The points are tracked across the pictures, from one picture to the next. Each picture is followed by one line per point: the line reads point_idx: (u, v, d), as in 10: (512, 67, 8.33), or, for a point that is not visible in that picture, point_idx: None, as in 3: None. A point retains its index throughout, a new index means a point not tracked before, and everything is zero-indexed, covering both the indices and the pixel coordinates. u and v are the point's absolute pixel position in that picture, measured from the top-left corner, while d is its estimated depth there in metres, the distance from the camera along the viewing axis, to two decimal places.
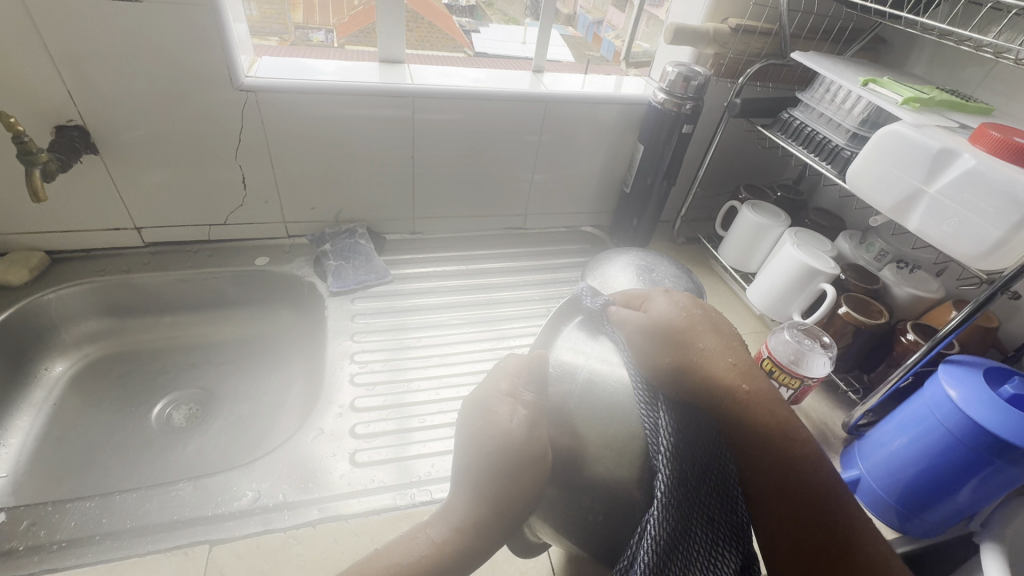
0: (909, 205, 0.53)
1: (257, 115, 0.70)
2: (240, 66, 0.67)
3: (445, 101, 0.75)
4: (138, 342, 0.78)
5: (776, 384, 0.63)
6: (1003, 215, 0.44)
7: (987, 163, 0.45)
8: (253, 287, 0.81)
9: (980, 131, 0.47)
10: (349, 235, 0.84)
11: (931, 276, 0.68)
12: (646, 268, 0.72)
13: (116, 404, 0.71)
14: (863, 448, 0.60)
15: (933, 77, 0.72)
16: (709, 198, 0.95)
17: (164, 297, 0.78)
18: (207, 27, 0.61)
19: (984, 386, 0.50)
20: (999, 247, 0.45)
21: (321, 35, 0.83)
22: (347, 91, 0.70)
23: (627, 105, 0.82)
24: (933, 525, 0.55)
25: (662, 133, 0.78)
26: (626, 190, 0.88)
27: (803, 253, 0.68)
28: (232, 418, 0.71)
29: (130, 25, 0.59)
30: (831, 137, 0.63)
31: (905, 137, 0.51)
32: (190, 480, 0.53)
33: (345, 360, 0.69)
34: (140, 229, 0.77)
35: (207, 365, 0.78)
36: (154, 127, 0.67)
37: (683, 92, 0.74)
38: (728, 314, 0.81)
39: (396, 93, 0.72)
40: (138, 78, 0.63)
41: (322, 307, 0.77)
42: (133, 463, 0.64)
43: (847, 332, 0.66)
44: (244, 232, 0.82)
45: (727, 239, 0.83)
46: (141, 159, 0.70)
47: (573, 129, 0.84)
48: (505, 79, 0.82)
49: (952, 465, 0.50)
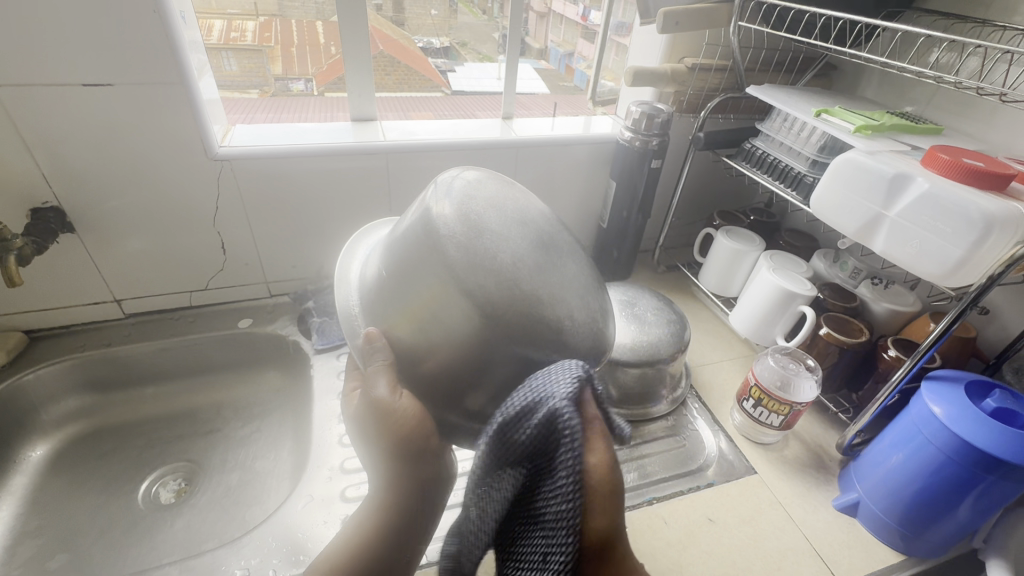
0: (872, 227, 0.54)
1: (232, 182, 0.70)
2: (214, 136, 0.68)
3: (420, 154, 0.77)
4: (120, 417, 0.76)
5: (766, 411, 0.63)
6: (961, 234, 0.45)
7: (940, 185, 0.47)
8: (238, 349, 0.80)
9: (929, 155, 0.49)
10: (332, 291, 0.84)
11: (906, 290, 0.70)
12: (629, 302, 0.72)
13: (101, 483, 0.69)
14: (860, 468, 0.59)
15: (884, 99, 0.76)
16: (685, 226, 0.97)
17: (147, 368, 0.77)
18: (177, 101, 0.63)
19: (967, 401, 0.50)
20: (962, 265, 0.46)
21: (300, 85, 0.85)
22: (323, 152, 0.72)
23: (597, 143, 0.85)
24: (937, 545, 0.54)
25: (632, 168, 0.80)
26: (603, 226, 0.90)
27: (779, 277, 0.70)
28: (220, 488, 0.70)
29: (104, 103, 0.61)
30: (793, 164, 0.65)
31: (860, 164, 0.53)
32: (177, 563, 0.51)
33: (333, 421, 0.68)
34: (120, 301, 0.76)
35: (194, 435, 0.76)
36: (130, 198, 0.68)
37: (648, 129, 0.77)
38: (714, 341, 0.82)
39: (371, 150, 0.74)
40: (109, 152, 0.64)
41: (308, 366, 0.76)
42: (118, 548, 0.62)
43: (831, 352, 0.66)
44: (226, 296, 0.82)
45: (705, 266, 0.84)
46: (118, 231, 0.70)
47: (549, 169, 0.86)
48: (478, 128, 0.84)
49: (946, 483, 0.50)
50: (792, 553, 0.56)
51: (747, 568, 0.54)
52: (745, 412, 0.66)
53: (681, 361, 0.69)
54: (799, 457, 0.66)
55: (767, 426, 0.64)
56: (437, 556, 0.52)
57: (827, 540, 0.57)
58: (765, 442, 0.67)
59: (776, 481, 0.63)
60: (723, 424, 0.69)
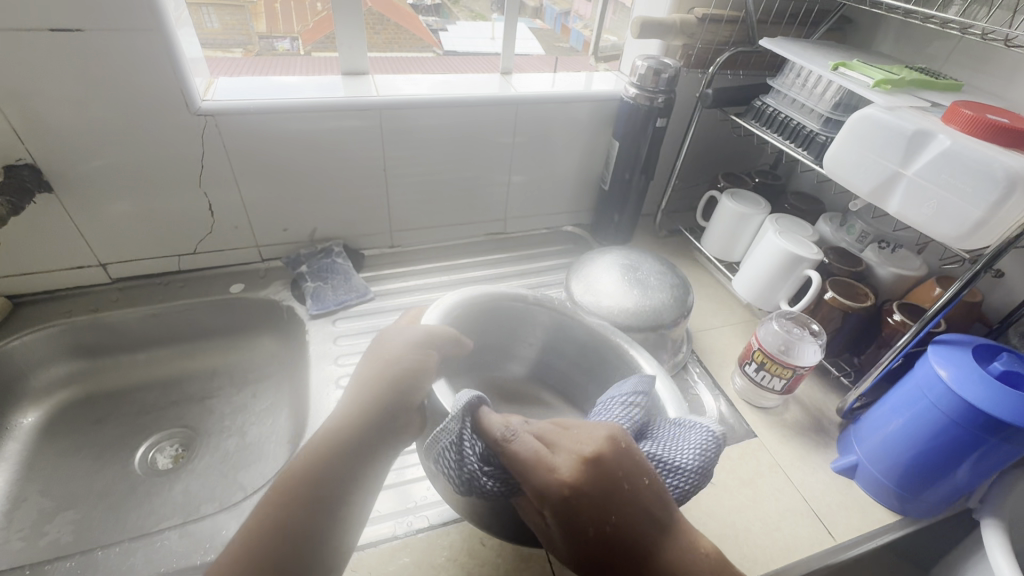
0: (888, 187, 0.52)
1: (217, 139, 0.67)
2: (196, 89, 0.64)
3: (414, 110, 0.73)
4: (112, 383, 0.75)
5: (768, 375, 0.63)
6: (982, 193, 0.44)
7: (963, 142, 0.45)
8: (231, 315, 0.78)
9: (952, 110, 0.47)
10: (326, 254, 0.81)
11: (913, 254, 0.69)
12: (631, 266, 0.70)
13: (97, 450, 0.68)
14: (859, 431, 0.59)
15: (901, 54, 0.72)
16: (688, 189, 0.95)
17: (137, 334, 0.75)
18: (155, 51, 0.59)
19: (974, 364, 0.50)
20: (980, 226, 0.44)
21: (286, 44, 0.81)
22: (313, 107, 0.68)
23: (599, 101, 0.81)
24: (933, 505, 0.54)
25: (636, 127, 0.77)
26: (605, 189, 0.87)
27: (785, 240, 0.68)
28: (218, 454, 0.69)
29: (74, 52, 0.56)
30: (805, 123, 0.62)
31: (878, 120, 0.51)
32: (177, 528, 0.50)
33: (330, 386, 0.67)
34: (105, 266, 0.74)
35: (189, 402, 0.75)
36: (109, 156, 0.64)
37: (654, 85, 0.73)
38: (717, 306, 0.81)
39: (363, 106, 0.70)
40: (85, 106, 0.60)
41: (303, 331, 0.75)
42: (118, 512, 0.62)
43: (835, 317, 0.66)
44: (216, 260, 0.79)
45: (709, 230, 0.82)
46: (100, 192, 0.67)
47: (548, 129, 0.82)
48: (475, 83, 0.80)
49: (949, 445, 0.50)
50: (791, 514, 0.56)
51: (746, 529, 0.54)
52: (747, 376, 0.66)
53: (683, 326, 0.68)
54: (799, 421, 0.66)
55: (769, 390, 0.64)
56: (439, 520, 0.52)
57: (824, 501, 0.58)
58: (765, 406, 0.67)
59: (776, 444, 0.63)
60: (723, 387, 0.69)
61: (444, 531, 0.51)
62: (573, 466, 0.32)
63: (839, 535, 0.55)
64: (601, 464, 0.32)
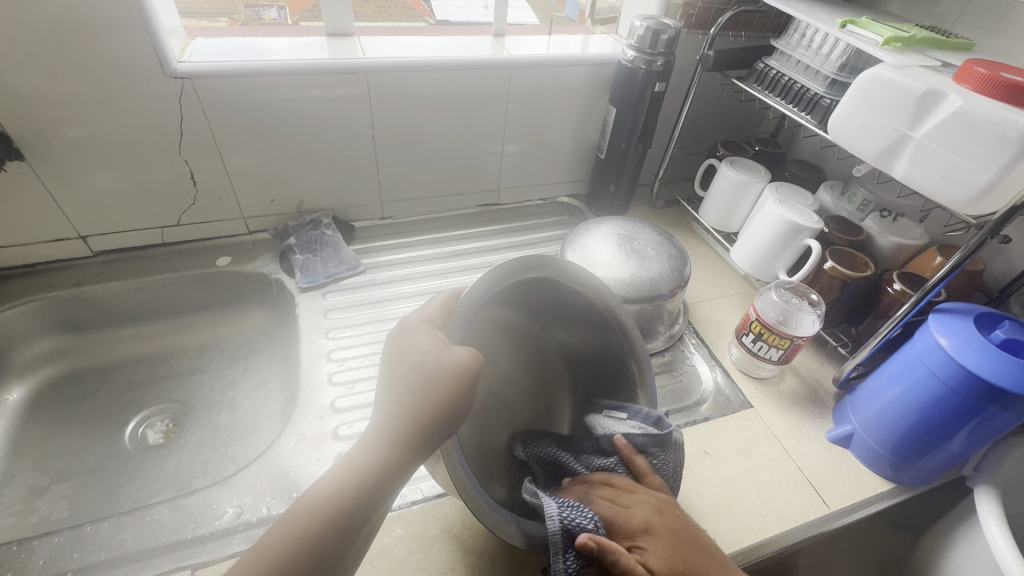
0: (894, 151, 0.50)
1: (196, 104, 0.64)
2: (170, 51, 0.60)
3: (402, 74, 0.70)
4: (99, 358, 0.74)
5: (766, 346, 0.62)
6: (993, 155, 0.42)
7: (975, 102, 0.43)
8: (218, 288, 0.77)
9: (965, 69, 0.45)
10: (314, 226, 0.79)
11: (914, 223, 0.67)
12: (627, 236, 0.69)
13: (85, 426, 0.67)
14: (856, 401, 0.59)
15: (910, 14, 0.69)
16: (686, 158, 0.92)
17: (122, 308, 0.74)
18: (124, 7, 0.55)
19: (975, 332, 0.49)
20: (989, 190, 0.43)
21: (273, 14, 0.78)
22: (296, 70, 0.65)
23: (596, 65, 0.78)
24: (927, 473, 0.54)
25: (634, 93, 0.74)
26: (601, 157, 0.85)
27: (785, 209, 0.66)
28: (209, 429, 0.68)
29: (37, 9, 0.53)
30: (809, 86, 0.60)
31: (888, 80, 0.49)
32: (167, 503, 0.50)
33: (321, 359, 0.66)
34: (86, 238, 0.71)
35: (179, 377, 0.74)
36: (82, 122, 0.61)
37: (653, 47, 0.70)
38: (714, 277, 0.80)
39: (348, 69, 0.67)
40: (52, 68, 0.57)
41: (292, 305, 0.73)
42: (109, 488, 0.61)
43: (834, 287, 0.65)
44: (200, 232, 0.76)
45: (707, 199, 0.80)
46: (75, 161, 0.64)
47: (543, 95, 0.79)
48: (467, 46, 0.77)
49: (946, 414, 0.49)
50: (785, 483, 0.56)
51: (741, 498, 0.54)
52: (744, 347, 0.65)
53: (680, 297, 0.67)
54: (795, 391, 0.66)
55: (766, 361, 0.63)
56: (433, 491, 0.51)
57: (819, 470, 0.58)
58: (761, 377, 0.67)
59: (771, 414, 0.63)
60: (720, 358, 0.69)
61: (438, 503, 0.51)
62: (651, 509, 0.41)
63: (833, 503, 0.55)
64: (667, 521, 0.41)
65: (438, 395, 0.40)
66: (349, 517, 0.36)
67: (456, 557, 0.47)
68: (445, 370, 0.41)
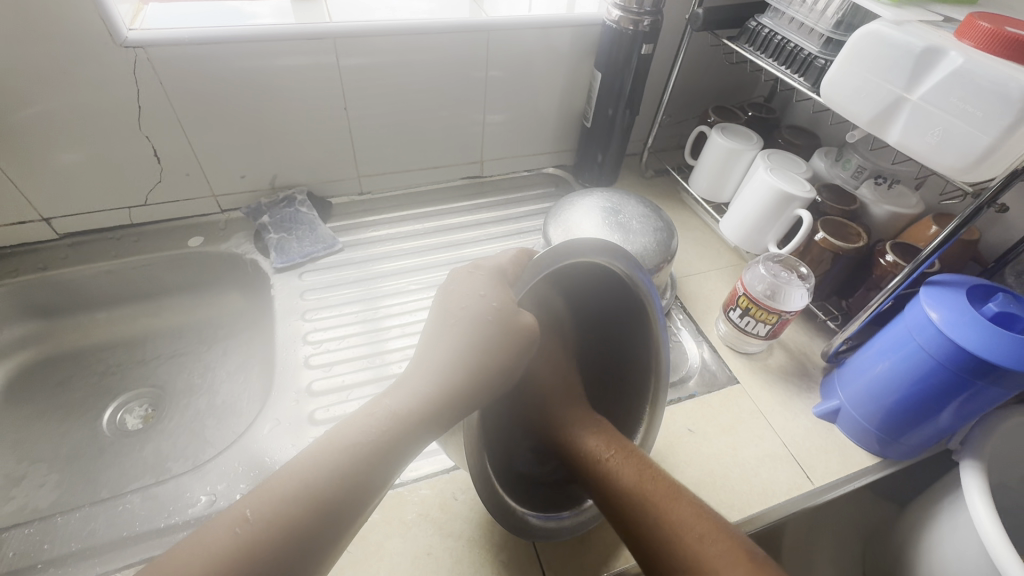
0: (890, 116, 0.47)
1: (152, 75, 0.60)
2: (119, 18, 0.56)
3: (372, 39, 0.66)
4: (72, 344, 0.72)
5: (753, 321, 0.60)
6: (993, 118, 0.39)
7: (976, 60, 0.40)
8: (192, 269, 0.74)
9: (968, 23, 0.42)
10: (288, 203, 0.76)
11: (910, 190, 0.65)
12: (612, 209, 0.66)
13: (61, 413, 0.66)
14: (844, 376, 0.58)
15: None
16: (677, 125, 0.89)
17: (93, 292, 0.71)
18: None
19: (967, 305, 0.47)
20: (987, 156, 0.40)
21: None
22: (257, 37, 0.61)
23: (581, 26, 0.74)
24: (912, 448, 0.53)
25: (620, 56, 0.70)
26: (587, 126, 0.81)
27: (776, 178, 0.64)
28: (188, 413, 0.67)
29: None
30: (803, 45, 0.56)
31: (885, 38, 0.45)
32: (139, 491, 0.49)
33: (298, 341, 0.64)
34: (49, 220, 0.68)
35: (156, 361, 0.73)
36: (30, 97, 0.57)
37: (639, 6, 0.66)
38: (703, 249, 0.78)
39: (314, 35, 0.63)
40: None
41: (268, 286, 0.71)
42: (86, 475, 0.61)
43: (825, 259, 0.63)
44: (170, 211, 0.74)
45: (698, 168, 0.77)
46: (27, 140, 0.60)
47: (525, 59, 0.75)
48: (443, 7, 0.72)
49: (934, 389, 0.48)
50: (769, 458, 0.56)
51: (724, 475, 0.54)
52: (731, 322, 0.63)
53: (666, 271, 0.65)
54: (783, 365, 0.64)
55: (753, 336, 0.61)
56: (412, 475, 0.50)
57: (804, 446, 0.57)
58: (748, 351, 0.65)
59: (757, 389, 0.62)
60: (707, 333, 0.67)
61: (415, 487, 0.50)
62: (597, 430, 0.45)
63: (816, 479, 0.54)
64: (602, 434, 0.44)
65: (491, 346, 0.40)
66: (390, 451, 0.35)
67: (433, 540, 0.47)
68: (497, 322, 0.40)
